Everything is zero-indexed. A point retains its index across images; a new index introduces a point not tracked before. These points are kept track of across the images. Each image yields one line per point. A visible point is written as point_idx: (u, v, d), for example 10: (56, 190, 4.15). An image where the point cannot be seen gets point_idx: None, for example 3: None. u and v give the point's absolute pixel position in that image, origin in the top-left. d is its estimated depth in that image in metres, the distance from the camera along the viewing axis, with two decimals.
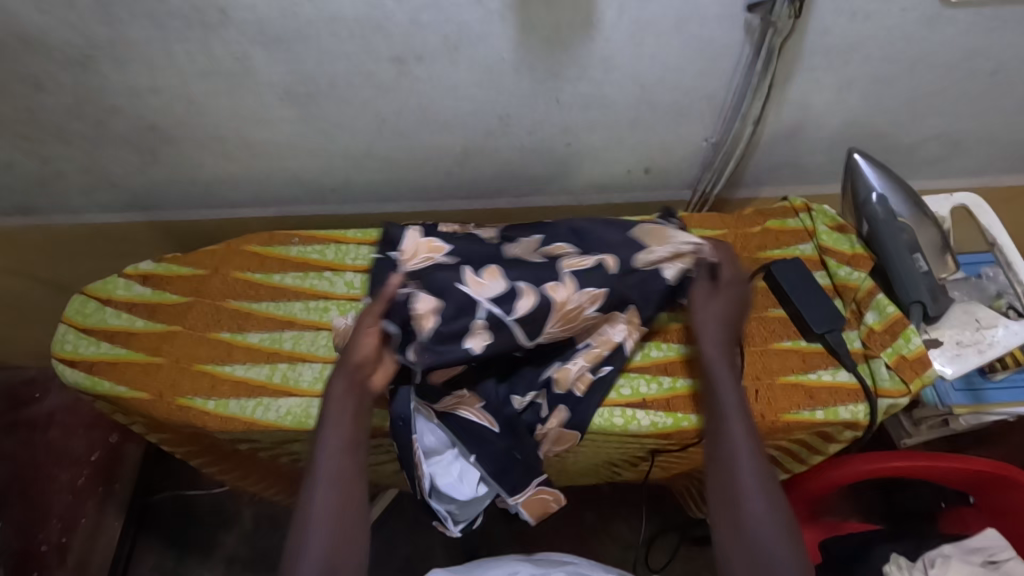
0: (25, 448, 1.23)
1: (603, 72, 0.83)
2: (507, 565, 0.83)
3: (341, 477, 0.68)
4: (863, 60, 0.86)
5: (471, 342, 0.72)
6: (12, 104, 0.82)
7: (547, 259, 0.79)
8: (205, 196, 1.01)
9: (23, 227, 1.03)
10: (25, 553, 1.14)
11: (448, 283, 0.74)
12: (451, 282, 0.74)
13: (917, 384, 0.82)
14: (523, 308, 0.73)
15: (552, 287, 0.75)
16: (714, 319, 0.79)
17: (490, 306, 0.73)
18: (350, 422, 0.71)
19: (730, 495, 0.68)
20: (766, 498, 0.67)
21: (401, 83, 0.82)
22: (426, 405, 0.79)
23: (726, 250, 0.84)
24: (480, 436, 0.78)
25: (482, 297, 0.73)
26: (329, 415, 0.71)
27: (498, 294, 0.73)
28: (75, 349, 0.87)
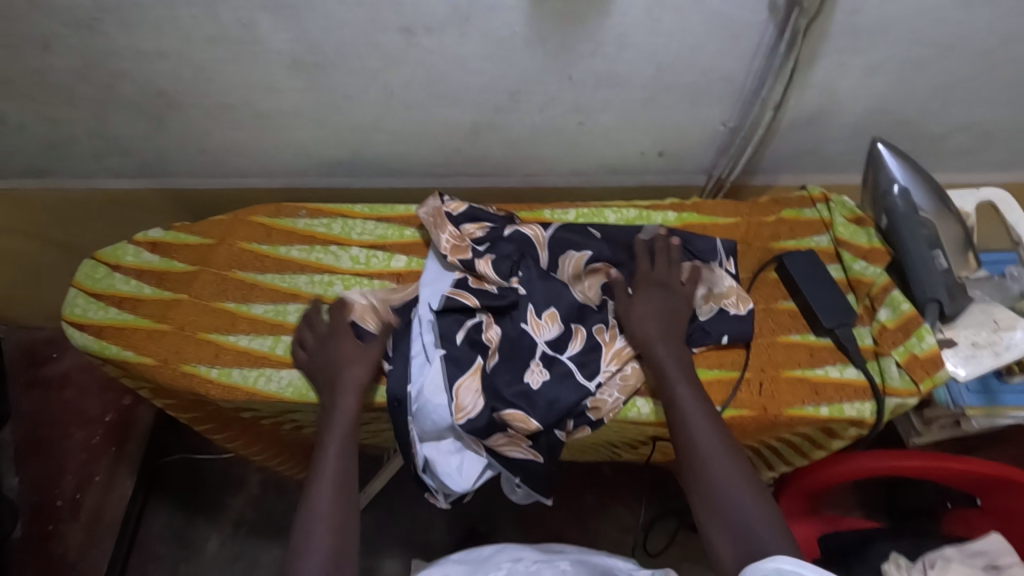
0: (41, 406, 1.25)
1: (617, 49, 0.80)
2: (508, 551, 0.77)
3: (336, 494, 0.70)
4: (892, 43, 0.81)
5: (529, 378, 0.78)
6: (21, 65, 0.81)
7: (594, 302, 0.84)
8: (213, 165, 1.00)
9: (36, 189, 1.04)
10: (42, 506, 1.18)
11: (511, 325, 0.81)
12: (513, 323, 0.81)
13: (927, 385, 0.79)
14: (575, 350, 0.80)
15: (598, 329, 0.82)
16: (656, 306, 0.80)
17: (546, 347, 0.80)
18: (342, 442, 0.74)
19: (705, 487, 0.67)
20: (744, 485, 0.66)
21: (410, 55, 0.80)
22: (476, 442, 0.77)
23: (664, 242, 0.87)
24: (526, 467, 0.77)
25: (539, 341, 0.80)
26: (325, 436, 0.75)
27: (555, 336, 0.80)
28: (83, 313, 0.88)
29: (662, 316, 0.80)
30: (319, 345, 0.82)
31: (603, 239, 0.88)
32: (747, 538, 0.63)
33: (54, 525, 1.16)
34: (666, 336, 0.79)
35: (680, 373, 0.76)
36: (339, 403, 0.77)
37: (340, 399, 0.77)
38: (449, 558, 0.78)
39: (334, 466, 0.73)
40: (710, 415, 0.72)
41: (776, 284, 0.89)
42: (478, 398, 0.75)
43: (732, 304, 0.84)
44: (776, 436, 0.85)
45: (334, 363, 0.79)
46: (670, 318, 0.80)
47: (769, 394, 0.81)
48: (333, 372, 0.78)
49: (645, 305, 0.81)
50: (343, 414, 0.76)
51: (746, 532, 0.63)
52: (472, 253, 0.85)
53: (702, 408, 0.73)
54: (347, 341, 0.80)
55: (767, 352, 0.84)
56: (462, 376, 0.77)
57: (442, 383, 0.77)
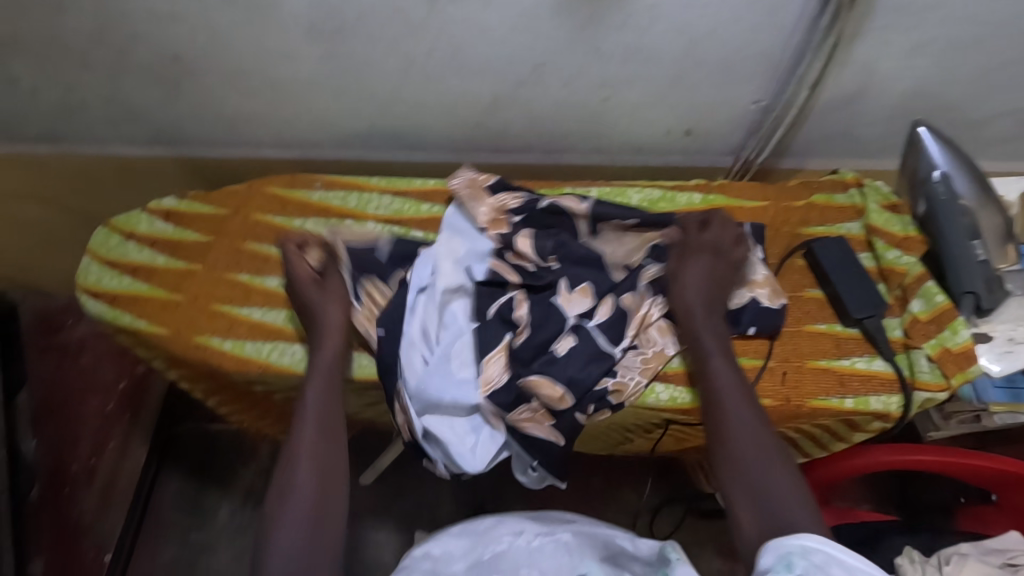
0: (55, 371, 1.18)
1: (649, 21, 0.76)
2: (510, 523, 0.73)
3: (320, 434, 0.71)
4: (942, 19, 0.77)
5: (557, 346, 0.76)
6: (34, 26, 0.79)
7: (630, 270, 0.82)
8: (228, 134, 0.98)
9: (50, 155, 1.03)
10: (57, 472, 1.13)
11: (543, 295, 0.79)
12: (545, 294, 0.80)
13: (959, 379, 0.77)
14: (602, 316, 0.78)
15: (629, 297, 0.80)
16: (702, 275, 0.79)
17: (575, 317, 0.78)
18: (326, 383, 0.75)
19: (732, 454, 0.67)
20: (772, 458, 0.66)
21: (432, 23, 0.77)
22: (497, 416, 0.76)
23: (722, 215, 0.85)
24: (545, 448, 0.75)
25: (569, 313, 0.78)
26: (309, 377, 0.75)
27: (585, 307, 0.78)
28: (98, 281, 0.87)
29: (705, 285, 0.79)
30: (295, 283, 0.82)
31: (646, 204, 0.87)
32: (768, 508, 0.62)
33: (70, 490, 1.14)
34: (708, 306, 0.78)
35: (717, 345, 0.75)
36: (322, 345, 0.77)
37: (324, 342, 0.77)
38: (448, 531, 0.72)
39: (317, 407, 0.73)
40: (743, 387, 0.71)
41: (803, 271, 0.86)
42: (505, 371, 0.76)
43: (764, 295, 0.82)
44: (796, 427, 0.83)
45: (317, 305, 0.79)
46: (714, 285, 0.79)
47: (792, 384, 0.79)
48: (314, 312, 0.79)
49: (693, 272, 0.79)
50: (326, 356, 0.76)
51: (767, 502, 0.62)
52: (509, 228, 0.85)
53: (737, 382, 0.72)
54: (326, 283, 0.81)
55: (791, 341, 0.81)
56: (492, 350, 0.77)
57: (472, 356, 0.78)
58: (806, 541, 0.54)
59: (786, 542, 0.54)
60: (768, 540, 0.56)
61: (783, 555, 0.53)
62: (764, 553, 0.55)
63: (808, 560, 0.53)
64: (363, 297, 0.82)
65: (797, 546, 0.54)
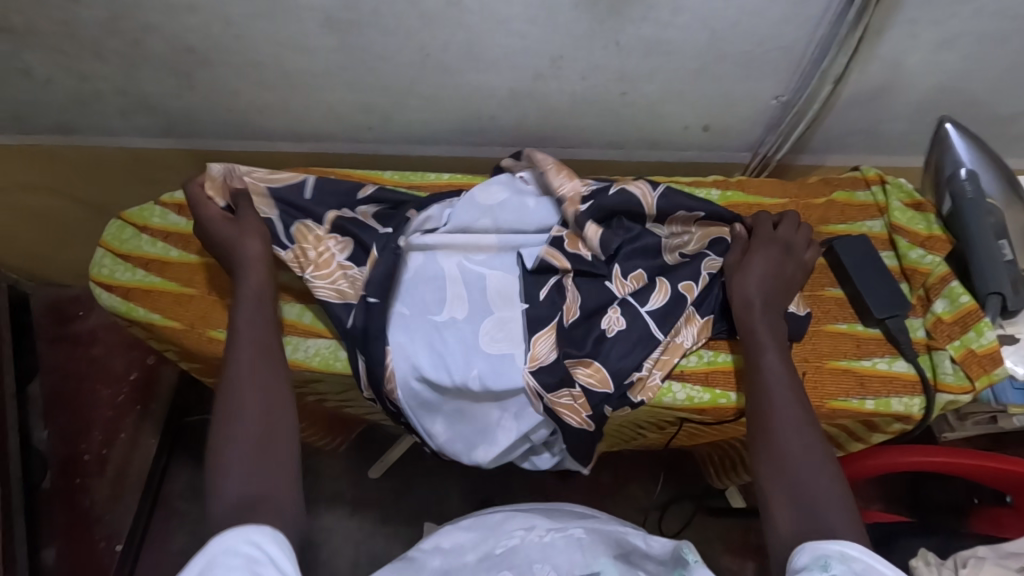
0: (72, 361, 1.25)
1: (672, 13, 0.75)
2: (522, 518, 0.72)
3: (257, 360, 0.68)
4: (973, 13, 0.75)
5: (606, 325, 0.78)
6: (49, 15, 0.79)
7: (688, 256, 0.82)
8: (242, 127, 0.98)
9: (62, 146, 1.02)
10: (69, 459, 1.19)
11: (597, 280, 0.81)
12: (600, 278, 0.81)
13: (982, 382, 0.76)
14: (656, 304, 0.79)
15: (688, 286, 0.80)
16: (761, 271, 0.76)
17: (627, 300, 0.79)
18: (254, 309, 0.72)
19: (776, 450, 0.63)
20: (816, 458, 0.62)
21: (450, 15, 0.76)
22: (536, 394, 0.75)
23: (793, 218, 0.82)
24: (575, 435, 0.76)
25: (621, 295, 0.80)
26: (238, 307, 0.72)
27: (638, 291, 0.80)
28: (111, 274, 0.87)
29: (766, 280, 0.76)
30: (217, 235, 0.79)
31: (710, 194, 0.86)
32: (809, 508, 0.58)
33: (81, 479, 1.18)
34: (767, 300, 0.75)
35: (772, 339, 0.71)
36: (246, 278, 0.75)
37: (247, 275, 0.75)
38: (458, 524, 0.73)
39: (250, 334, 0.70)
40: (794, 386, 0.67)
41: (823, 270, 0.85)
42: (553, 351, 0.77)
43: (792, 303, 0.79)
44: None
45: (236, 241, 0.77)
46: (776, 283, 0.76)
47: (812, 385, 0.78)
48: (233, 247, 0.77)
49: (754, 269, 0.76)
50: (252, 290, 0.74)
51: (808, 501, 0.59)
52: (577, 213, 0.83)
53: (786, 376, 0.68)
54: (244, 222, 0.79)
55: (811, 341, 0.80)
56: (540, 330, 0.78)
57: (519, 337, 0.78)
58: (846, 547, 0.53)
59: (825, 545, 0.53)
60: (806, 542, 0.55)
61: (820, 557, 0.52)
62: (800, 554, 0.54)
63: (848, 565, 0.51)
64: (295, 242, 0.82)
65: (836, 551, 0.52)
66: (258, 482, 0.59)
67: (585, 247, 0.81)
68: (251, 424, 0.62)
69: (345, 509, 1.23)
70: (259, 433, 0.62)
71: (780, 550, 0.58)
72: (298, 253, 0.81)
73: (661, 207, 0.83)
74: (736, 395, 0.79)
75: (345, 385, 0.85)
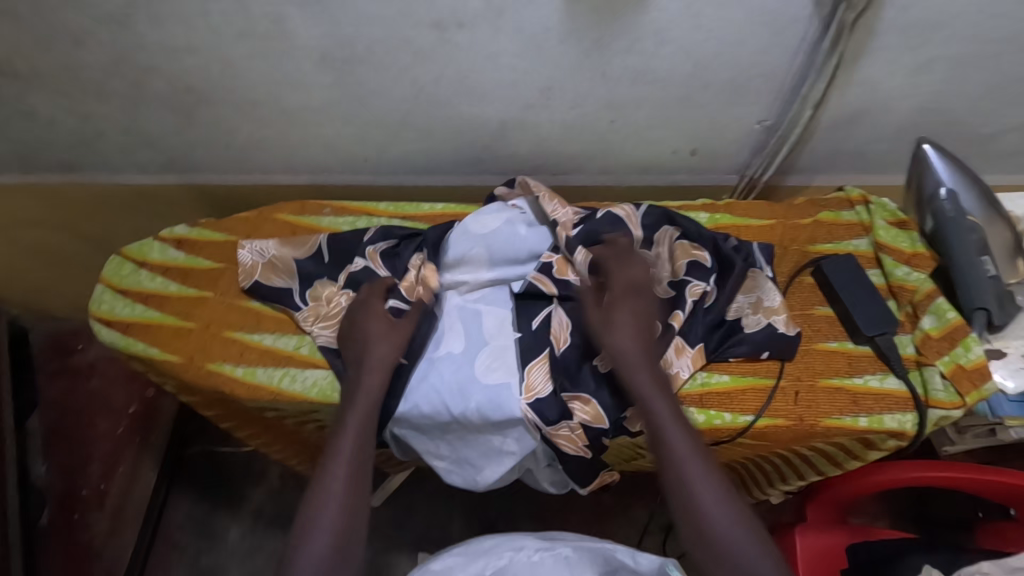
0: (69, 396, 1.25)
1: (655, 45, 0.78)
2: (512, 541, 0.74)
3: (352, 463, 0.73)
4: (945, 39, 0.78)
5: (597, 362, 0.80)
6: (52, 60, 0.81)
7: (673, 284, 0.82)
8: (241, 161, 1.00)
9: (65, 184, 1.04)
10: (69, 495, 1.19)
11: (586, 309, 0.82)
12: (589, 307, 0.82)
13: (974, 397, 0.76)
14: None
15: (676, 316, 0.80)
16: (627, 327, 0.76)
17: None
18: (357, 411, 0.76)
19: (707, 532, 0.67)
20: (744, 529, 0.67)
21: (441, 51, 0.79)
22: (534, 427, 0.78)
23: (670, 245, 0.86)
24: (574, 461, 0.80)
25: None
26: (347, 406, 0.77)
27: None
28: (111, 309, 0.88)
29: (637, 332, 0.76)
30: (349, 315, 0.83)
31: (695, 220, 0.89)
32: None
33: (80, 514, 1.18)
34: (644, 350, 0.75)
35: (667, 406, 0.72)
36: (362, 379, 0.77)
37: (364, 376, 0.77)
38: (451, 550, 0.75)
39: (353, 441, 0.74)
40: (701, 452, 0.70)
41: (812, 288, 0.87)
42: (548, 381, 0.78)
43: (780, 321, 0.81)
44: (810, 446, 0.82)
45: (364, 341, 0.80)
46: (645, 329, 0.77)
47: (805, 403, 0.78)
48: (362, 346, 0.80)
49: (622, 326, 0.76)
50: (366, 393, 0.76)
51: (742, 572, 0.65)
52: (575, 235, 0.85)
53: (690, 440, 0.71)
54: (380, 326, 0.81)
55: (802, 360, 0.81)
56: (534, 359, 0.79)
57: (513, 365, 0.79)
58: None
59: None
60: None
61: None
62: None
63: None
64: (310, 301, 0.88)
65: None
66: (330, 574, 0.67)
67: (573, 272, 0.84)
68: (326, 521, 0.69)
69: None
70: (337, 533, 0.69)
71: None
72: (314, 309, 0.87)
73: (647, 236, 0.87)
74: (731, 415, 0.79)
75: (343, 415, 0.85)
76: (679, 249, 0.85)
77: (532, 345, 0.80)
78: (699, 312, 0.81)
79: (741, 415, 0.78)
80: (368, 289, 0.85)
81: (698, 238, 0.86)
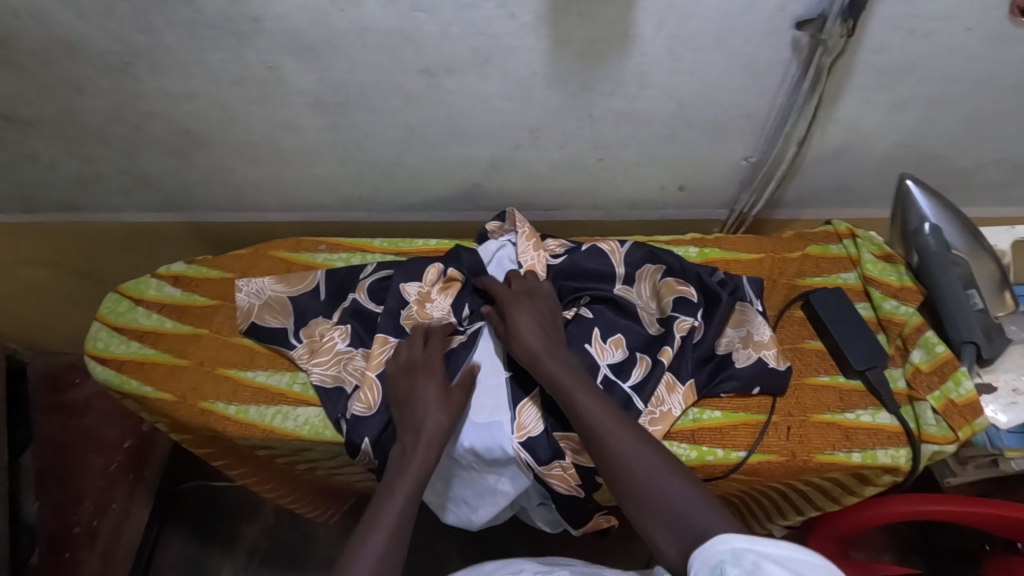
0: (64, 430, 1.24)
1: (638, 87, 0.80)
2: (511, 565, 0.72)
3: (400, 521, 0.65)
4: (920, 80, 0.80)
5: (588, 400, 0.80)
6: (55, 107, 0.83)
7: (662, 321, 0.83)
8: (238, 200, 1.02)
9: (65, 223, 1.06)
10: (57, 533, 1.16)
11: (577, 343, 0.81)
12: (578, 342, 0.82)
13: (966, 432, 0.76)
14: (636, 376, 0.79)
15: (665, 351, 0.79)
16: (530, 317, 0.78)
17: (606, 370, 0.80)
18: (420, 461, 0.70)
19: (647, 498, 0.62)
20: (682, 483, 0.62)
21: (431, 95, 0.81)
22: (526, 466, 0.78)
23: (651, 283, 0.87)
24: (568, 499, 0.80)
25: (602, 363, 0.80)
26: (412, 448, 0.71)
27: (617, 362, 0.80)
28: (106, 347, 0.89)
29: (538, 323, 0.78)
30: (404, 371, 0.79)
31: (681, 256, 0.90)
32: (688, 532, 0.58)
33: (70, 554, 1.14)
34: (549, 342, 0.76)
35: (573, 378, 0.72)
36: (425, 426, 0.73)
37: (416, 447, 0.71)
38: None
39: (395, 523, 0.65)
40: (616, 413, 0.69)
41: (802, 322, 0.87)
42: (539, 420, 0.79)
43: (771, 357, 0.81)
44: (803, 482, 0.82)
45: (418, 409, 0.74)
46: (547, 323, 0.79)
47: (797, 439, 0.78)
48: (417, 414, 0.74)
49: (522, 315, 0.79)
50: (427, 435, 0.72)
51: (680, 522, 0.59)
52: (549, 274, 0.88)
53: (604, 406, 0.69)
54: (440, 396, 0.75)
55: (794, 395, 0.81)
56: (525, 398, 0.80)
57: (504, 401, 0.81)
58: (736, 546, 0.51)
59: (714, 547, 0.52)
60: (705, 548, 0.53)
61: (715, 566, 0.51)
62: (697, 562, 0.53)
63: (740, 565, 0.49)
64: (303, 339, 0.87)
65: (728, 552, 0.51)
66: None
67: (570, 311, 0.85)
68: None
69: None
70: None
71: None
72: (308, 345, 0.86)
73: (629, 273, 0.88)
74: (722, 451, 0.78)
75: (336, 452, 0.86)
76: (667, 283, 0.85)
77: (522, 383, 0.82)
78: (688, 351, 0.81)
79: (733, 451, 0.78)
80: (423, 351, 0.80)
81: (687, 274, 0.87)
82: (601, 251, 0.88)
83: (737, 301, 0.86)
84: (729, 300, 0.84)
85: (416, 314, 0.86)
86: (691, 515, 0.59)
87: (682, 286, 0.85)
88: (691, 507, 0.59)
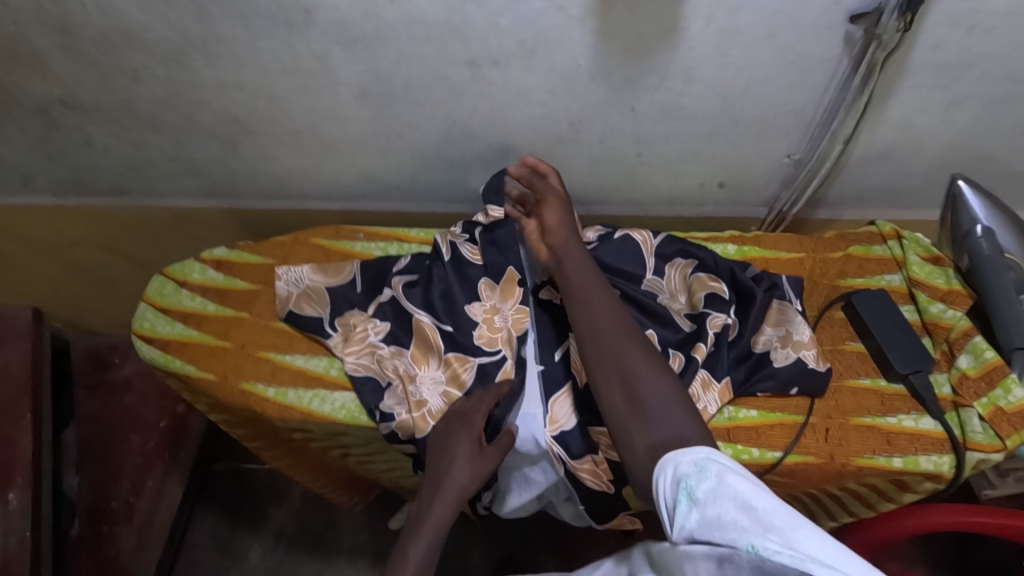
0: (106, 409, 1.30)
1: (683, 83, 0.79)
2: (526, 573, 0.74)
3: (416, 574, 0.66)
4: (978, 78, 0.77)
5: None
6: (112, 94, 0.86)
7: (695, 318, 0.82)
8: (280, 189, 1.05)
9: (113, 207, 1.09)
10: (98, 507, 1.21)
11: None
12: None
13: (1014, 441, 0.74)
14: None
15: (699, 348, 0.78)
16: (557, 217, 0.83)
17: None
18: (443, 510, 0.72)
19: (631, 386, 0.65)
20: (667, 386, 0.65)
21: (475, 86, 0.81)
22: (558, 459, 0.79)
23: (679, 274, 0.87)
24: (597, 496, 0.81)
25: None
26: (434, 493, 0.73)
27: None
28: (152, 327, 0.92)
29: (561, 225, 0.83)
30: (444, 426, 0.78)
31: (715, 252, 0.89)
32: (663, 426, 0.61)
33: (109, 527, 1.20)
34: (572, 245, 0.81)
35: (592, 275, 0.77)
36: (451, 476, 0.74)
37: (437, 498, 0.73)
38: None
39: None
40: (621, 312, 0.73)
41: (843, 324, 0.86)
42: (573, 414, 0.80)
43: (812, 358, 0.80)
44: (840, 486, 0.81)
45: (447, 463, 0.74)
46: (570, 228, 0.83)
47: (835, 441, 0.77)
48: (442, 467, 0.74)
49: (551, 213, 0.83)
50: (457, 486, 0.73)
51: (659, 416, 0.62)
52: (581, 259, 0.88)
53: (613, 305, 0.74)
54: (471, 455, 0.75)
55: (834, 397, 0.80)
56: (557, 392, 0.81)
57: (537, 394, 0.81)
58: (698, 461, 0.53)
59: (681, 460, 0.54)
60: (674, 468, 0.54)
61: (681, 481, 0.52)
62: (662, 478, 0.54)
63: (702, 482, 0.51)
64: (340, 328, 0.89)
65: (693, 466, 0.53)
66: None
67: None
68: None
69: (367, 561, 1.26)
70: None
71: (640, 466, 0.60)
72: (343, 334, 0.88)
73: (660, 266, 0.88)
74: (759, 450, 0.78)
75: (369, 438, 0.87)
76: (700, 276, 0.85)
77: (555, 377, 0.82)
78: (723, 350, 0.79)
79: (770, 451, 0.77)
80: (462, 405, 0.79)
81: (722, 269, 0.86)
82: (639, 247, 0.88)
83: (770, 298, 0.84)
84: (764, 296, 0.83)
85: (487, 332, 0.84)
86: (670, 412, 0.62)
87: (712, 281, 0.84)
88: (669, 404, 0.63)
